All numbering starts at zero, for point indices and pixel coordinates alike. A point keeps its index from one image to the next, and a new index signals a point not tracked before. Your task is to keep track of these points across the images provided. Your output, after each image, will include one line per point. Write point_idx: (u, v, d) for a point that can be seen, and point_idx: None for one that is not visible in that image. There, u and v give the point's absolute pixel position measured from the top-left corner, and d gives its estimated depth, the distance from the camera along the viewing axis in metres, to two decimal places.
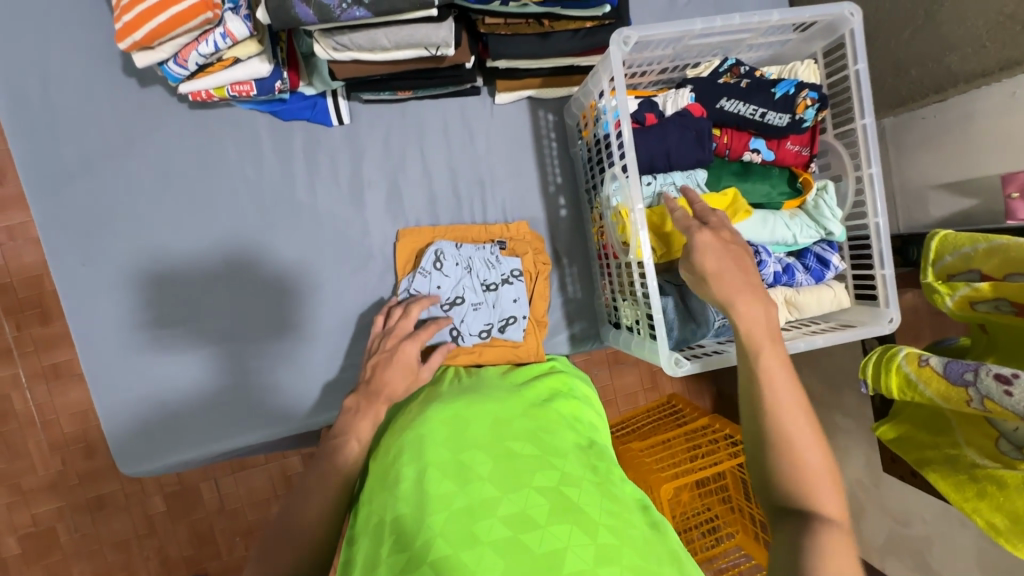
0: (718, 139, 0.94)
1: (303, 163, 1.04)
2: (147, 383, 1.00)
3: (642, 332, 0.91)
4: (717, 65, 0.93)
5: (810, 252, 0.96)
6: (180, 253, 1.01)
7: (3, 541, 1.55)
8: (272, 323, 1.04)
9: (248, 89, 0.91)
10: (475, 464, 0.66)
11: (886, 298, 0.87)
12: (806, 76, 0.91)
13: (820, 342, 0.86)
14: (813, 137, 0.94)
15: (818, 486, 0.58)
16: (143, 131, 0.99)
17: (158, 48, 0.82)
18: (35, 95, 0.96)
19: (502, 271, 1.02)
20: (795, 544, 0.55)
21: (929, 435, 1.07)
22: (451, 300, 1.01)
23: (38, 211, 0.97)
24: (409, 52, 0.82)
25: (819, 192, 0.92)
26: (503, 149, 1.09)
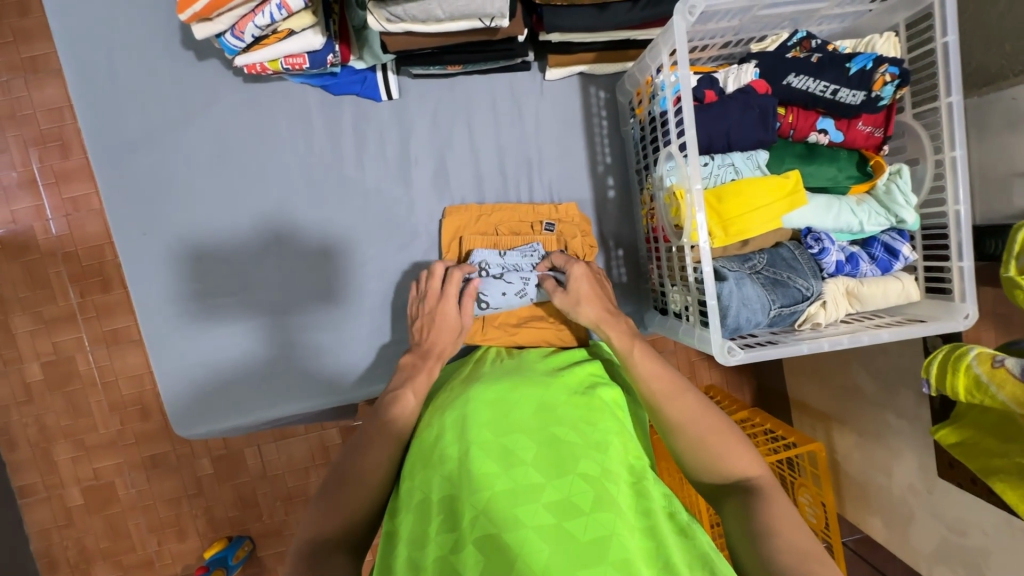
0: (782, 118, 0.89)
1: (352, 139, 1.05)
2: (200, 349, 1.04)
3: (692, 318, 0.87)
4: (786, 39, 0.87)
5: (877, 241, 0.89)
6: (233, 226, 1.04)
7: (68, 491, 1.67)
8: (319, 297, 1.06)
9: (301, 63, 0.91)
10: (520, 449, 0.66)
11: (963, 292, 0.80)
12: (885, 50, 0.85)
13: (886, 336, 0.81)
14: (888, 117, 0.87)
15: (734, 458, 0.70)
16: (200, 104, 1.01)
17: (216, 20, 0.83)
18: (101, 68, 0.99)
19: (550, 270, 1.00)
20: (746, 514, 0.65)
21: (996, 441, 1.00)
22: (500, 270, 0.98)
23: (104, 181, 1.01)
24: (463, 23, 0.79)
25: (892, 176, 0.86)
26: (553, 127, 1.06)
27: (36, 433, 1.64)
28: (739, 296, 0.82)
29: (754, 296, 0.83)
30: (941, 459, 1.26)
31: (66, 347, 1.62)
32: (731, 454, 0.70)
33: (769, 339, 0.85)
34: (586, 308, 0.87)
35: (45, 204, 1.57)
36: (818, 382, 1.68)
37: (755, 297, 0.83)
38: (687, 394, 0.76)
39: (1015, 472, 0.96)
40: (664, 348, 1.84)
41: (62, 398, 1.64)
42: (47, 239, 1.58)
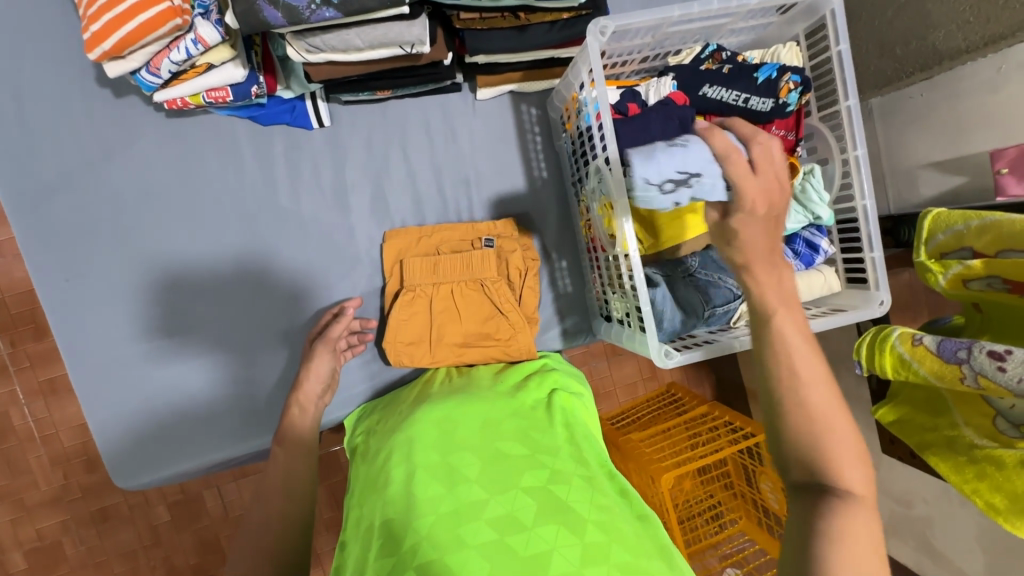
0: (702, 126, 0.93)
1: (285, 169, 1.03)
2: (139, 395, 1.00)
3: (633, 324, 0.90)
4: (699, 52, 0.92)
5: (799, 238, 0.95)
6: (166, 265, 1.00)
7: (9, 557, 1.56)
8: (262, 330, 1.03)
9: (223, 96, 0.90)
10: (465, 466, 0.66)
11: (877, 280, 0.86)
12: (789, 59, 0.90)
13: (812, 327, 0.85)
14: (798, 121, 0.92)
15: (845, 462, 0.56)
16: (121, 143, 0.98)
17: (129, 57, 0.81)
18: (10, 111, 0.94)
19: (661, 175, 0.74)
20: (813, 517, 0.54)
21: (928, 416, 1.06)
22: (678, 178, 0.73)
23: (20, 227, 0.96)
24: (384, 51, 0.80)
25: (806, 176, 0.90)
26: (488, 145, 1.08)
27: None
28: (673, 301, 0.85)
29: (687, 299, 0.86)
30: (883, 435, 1.33)
31: None
32: (839, 462, 0.56)
33: (706, 339, 0.88)
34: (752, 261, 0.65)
35: None
36: None
37: (688, 299, 0.86)
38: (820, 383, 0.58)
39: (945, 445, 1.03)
40: (625, 350, 1.87)
41: None
42: None
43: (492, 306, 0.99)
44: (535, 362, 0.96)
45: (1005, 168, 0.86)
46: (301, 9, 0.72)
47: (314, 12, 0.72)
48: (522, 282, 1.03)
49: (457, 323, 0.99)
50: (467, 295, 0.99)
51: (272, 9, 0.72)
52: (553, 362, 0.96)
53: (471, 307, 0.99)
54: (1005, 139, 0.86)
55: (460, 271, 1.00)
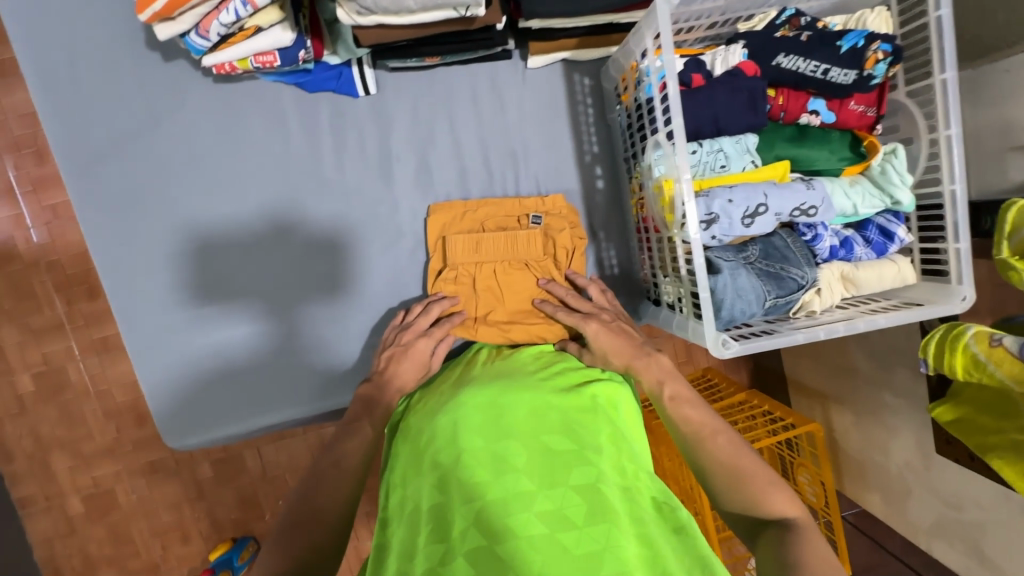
0: (773, 100, 0.86)
1: (330, 137, 1.01)
2: (188, 359, 1.02)
3: (686, 310, 0.86)
4: (774, 18, 0.85)
5: (872, 224, 0.87)
6: (212, 233, 1.01)
7: (68, 500, 1.66)
8: (304, 300, 1.04)
9: (271, 60, 0.87)
10: (512, 455, 0.64)
11: (959, 274, 0.79)
12: (876, 26, 0.82)
13: (882, 322, 0.79)
14: (880, 95, 0.85)
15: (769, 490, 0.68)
16: (169, 108, 0.98)
17: (178, 18, 0.79)
18: (63, 73, 0.95)
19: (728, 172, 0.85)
20: (778, 548, 0.64)
21: (993, 419, 1.01)
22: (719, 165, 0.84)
23: (76, 192, 0.97)
24: (436, 14, 0.76)
25: (887, 156, 0.83)
26: (537, 117, 1.03)
27: (31, 444, 1.62)
28: (733, 288, 0.80)
29: (749, 287, 0.81)
30: (938, 435, 1.26)
31: (56, 356, 1.60)
32: (766, 496, 0.68)
33: (764, 329, 0.83)
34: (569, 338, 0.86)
35: (24, 212, 1.53)
36: (815, 362, 1.68)
37: (749, 288, 0.81)
38: (719, 434, 0.74)
39: (1012, 448, 0.97)
40: (661, 333, 1.82)
41: (55, 408, 1.62)
42: (29, 248, 1.55)
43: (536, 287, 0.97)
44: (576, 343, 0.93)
45: None
46: None
47: None
48: (570, 260, 0.99)
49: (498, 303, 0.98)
50: (511, 275, 0.98)
51: None
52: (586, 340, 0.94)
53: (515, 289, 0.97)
54: None
55: (504, 250, 0.98)
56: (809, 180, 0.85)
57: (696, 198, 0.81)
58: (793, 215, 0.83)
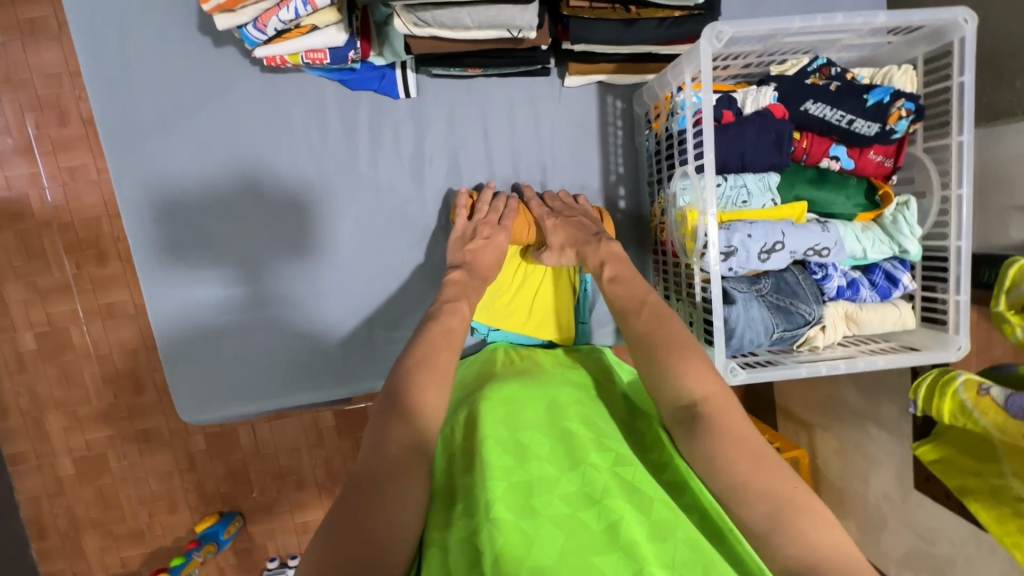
0: (796, 142, 0.90)
1: (368, 135, 1.04)
2: (210, 338, 1.06)
3: (697, 334, 0.90)
4: (806, 64, 0.89)
5: (878, 268, 0.92)
6: (244, 216, 1.04)
7: (59, 460, 1.68)
8: (331, 291, 1.08)
9: (322, 58, 0.91)
10: (534, 445, 0.71)
11: (957, 325, 0.83)
12: (901, 83, 0.86)
13: (882, 363, 0.83)
14: (899, 148, 0.88)
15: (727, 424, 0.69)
16: (215, 93, 1.00)
17: (239, 11, 0.82)
18: (115, 50, 0.97)
19: (752, 208, 0.90)
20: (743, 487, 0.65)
21: (974, 461, 1.08)
22: (740, 198, 0.89)
23: (115, 166, 0.99)
24: (491, 33, 0.78)
25: (900, 207, 0.88)
26: (568, 134, 1.07)
27: (27, 403, 1.64)
28: (746, 318, 0.84)
29: (760, 318, 0.85)
30: (917, 472, 1.33)
31: (60, 317, 1.61)
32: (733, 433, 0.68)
33: (769, 359, 0.88)
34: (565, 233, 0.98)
35: (42, 171, 1.55)
36: (804, 389, 1.73)
37: (760, 319, 0.85)
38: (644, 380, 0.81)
39: (988, 492, 1.03)
40: None
41: (55, 368, 1.63)
42: (43, 208, 1.56)
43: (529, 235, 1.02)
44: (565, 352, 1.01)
45: None
46: None
47: None
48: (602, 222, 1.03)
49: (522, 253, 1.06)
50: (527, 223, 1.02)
51: None
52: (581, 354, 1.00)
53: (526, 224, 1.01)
54: None
55: None
56: (824, 222, 0.90)
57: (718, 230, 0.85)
58: (807, 254, 0.88)
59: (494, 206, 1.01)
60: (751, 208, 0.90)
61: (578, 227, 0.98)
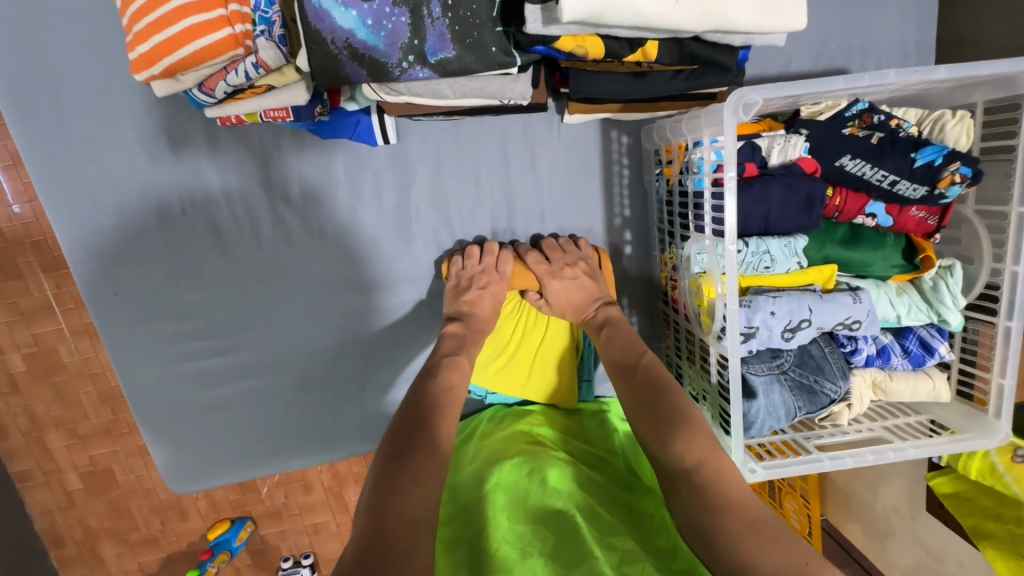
0: (829, 200, 0.79)
1: (345, 186, 0.93)
2: (193, 410, 0.99)
3: (711, 413, 0.84)
4: (844, 108, 0.76)
5: (913, 334, 0.84)
6: (214, 281, 0.95)
7: (66, 476, 1.62)
8: (314, 356, 1.01)
9: (283, 115, 0.79)
10: (537, 537, 0.68)
11: (997, 408, 0.76)
12: (955, 135, 0.74)
13: (913, 452, 0.76)
14: (946, 207, 0.78)
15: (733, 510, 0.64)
16: (168, 149, 0.89)
17: (181, 78, 0.69)
18: (48, 107, 0.84)
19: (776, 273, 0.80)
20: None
21: (992, 502, 1.05)
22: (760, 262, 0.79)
23: (65, 233, 0.89)
24: (476, 101, 0.66)
25: (943, 273, 0.78)
26: (568, 176, 0.96)
27: (27, 423, 1.57)
28: (766, 407, 0.77)
29: (781, 402, 0.78)
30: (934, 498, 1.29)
31: (47, 338, 1.51)
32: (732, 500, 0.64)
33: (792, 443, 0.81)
34: (570, 295, 0.90)
35: (6, 187, 1.40)
36: None
37: (781, 403, 0.78)
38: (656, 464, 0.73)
39: (1007, 538, 1.01)
40: None
41: (49, 387, 1.54)
42: (13, 225, 1.42)
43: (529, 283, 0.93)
44: (573, 412, 1.00)
45: None
46: (390, 67, 0.55)
47: (405, 72, 0.56)
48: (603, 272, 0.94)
49: (519, 308, 0.99)
50: (526, 274, 0.92)
51: (354, 65, 0.55)
52: (592, 417, 0.98)
53: (525, 274, 0.92)
54: None
55: None
56: (856, 289, 0.81)
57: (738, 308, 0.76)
58: (835, 327, 0.80)
59: (488, 250, 0.92)
60: (773, 277, 0.81)
61: (580, 286, 0.90)
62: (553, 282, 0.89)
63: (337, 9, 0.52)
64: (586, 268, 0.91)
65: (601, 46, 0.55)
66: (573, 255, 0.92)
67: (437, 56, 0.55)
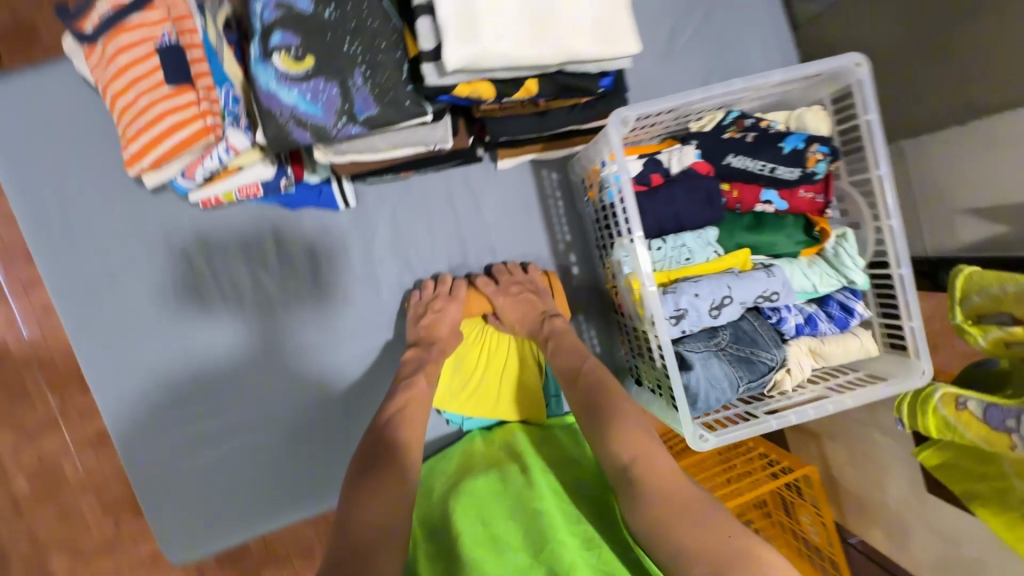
0: (727, 194, 0.91)
1: (316, 248, 1.06)
2: (189, 477, 1.04)
3: (665, 397, 0.90)
4: (721, 119, 0.91)
5: (833, 300, 0.93)
6: (203, 350, 1.04)
7: None
8: (300, 409, 1.07)
9: (255, 190, 0.93)
10: (507, 539, 0.75)
11: (916, 350, 0.84)
12: (814, 124, 0.88)
13: (850, 401, 0.83)
14: (827, 184, 0.90)
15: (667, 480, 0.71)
16: (159, 238, 1.02)
17: (166, 168, 0.83)
18: (56, 216, 0.99)
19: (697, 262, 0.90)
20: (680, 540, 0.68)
21: (975, 464, 1.04)
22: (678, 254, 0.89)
23: (71, 323, 1.00)
24: (408, 150, 0.80)
25: (838, 241, 0.89)
26: (510, 213, 1.09)
27: None
28: (707, 379, 0.84)
29: (722, 374, 0.85)
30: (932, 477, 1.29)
31: None
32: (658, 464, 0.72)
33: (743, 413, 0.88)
34: (518, 310, 1.00)
35: None
36: None
37: (722, 375, 0.85)
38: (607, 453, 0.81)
39: (994, 495, 0.99)
40: None
41: None
42: None
43: (482, 305, 1.04)
44: (547, 427, 1.05)
45: None
46: (328, 128, 0.69)
47: (340, 130, 0.70)
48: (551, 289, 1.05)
49: (483, 336, 1.07)
50: (478, 297, 1.03)
51: (300, 130, 0.69)
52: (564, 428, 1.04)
53: (478, 298, 1.03)
54: None
55: None
56: (769, 267, 0.90)
57: (665, 295, 0.86)
58: (757, 301, 0.88)
59: (443, 280, 1.03)
60: (696, 266, 0.91)
61: (526, 301, 1.00)
62: (501, 299, 1.00)
63: (282, 90, 0.68)
64: (528, 285, 1.02)
65: (491, 89, 0.69)
66: (522, 278, 1.03)
67: (365, 114, 0.69)
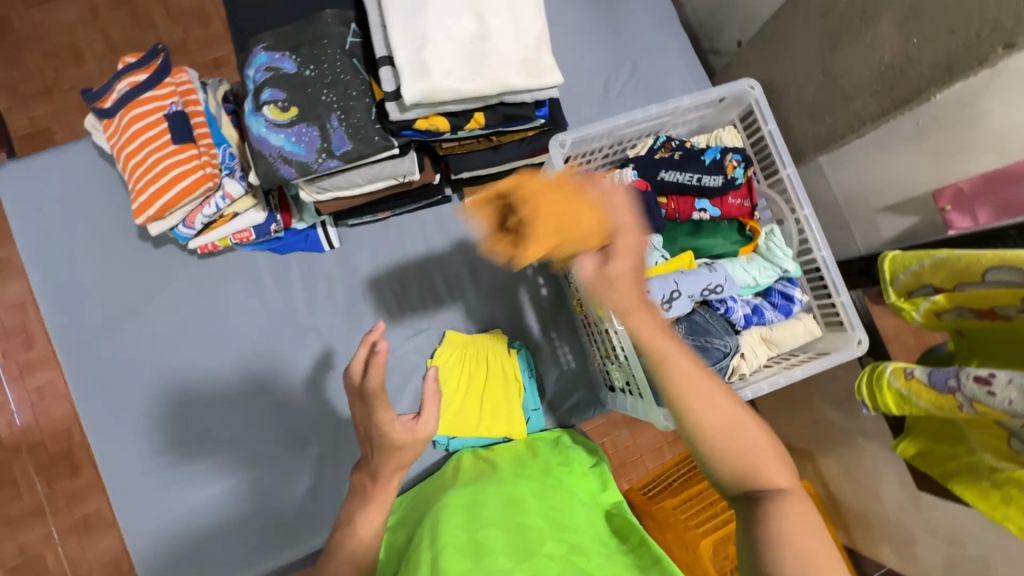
0: (666, 206, 1.03)
1: (302, 289, 1.15)
2: (175, 520, 1.05)
3: (633, 391, 0.97)
4: (652, 144, 1.05)
5: (774, 290, 1.02)
6: (194, 389, 1.10)
7: None
8: (286, 442, 1.10)
9: (247, 236, 1.03)
10: (490, 540, 0.77)
11: (850, 322, 0.92)
12: (729, 141, 1.05)
13: (799, 373, 0.91)
14: (750, 190, 1.04)
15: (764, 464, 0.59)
16: (158, 288, 1.11)
17: (168, 217, 0.95)
18: (66, 274, 1.09)
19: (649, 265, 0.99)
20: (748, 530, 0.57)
21: (946, 446, 0.98)
22: None
23: (72, 372, 1.07)
24: (381, 184, 0.92)
25: (768, 236, 1.01)
26: (480, 244, 1.20)
27: None
28: None
29: None
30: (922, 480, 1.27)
31: None
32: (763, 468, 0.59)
33: None
34: (618, 264, 0.63)
35: None
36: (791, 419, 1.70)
37: None
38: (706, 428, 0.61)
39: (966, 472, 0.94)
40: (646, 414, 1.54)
41: None
42: None
43: (585, 223, 0.67)
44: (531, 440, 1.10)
45: (949, 205, 0.90)
46: (310, 163, 0.81)
47: (321, 164, 0.82)
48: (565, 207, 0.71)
49: (460, 358, 1.13)
50: (560, 202, 0.72)
51: (287, 167, 0.81)
52: (546, 437, 1.10)
53: (561, 215, 0.70)
54: (939, 179, 0.91)
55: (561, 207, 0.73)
56: (712, 264, 1.01)
57: None
58: (705, 294, 0.98)
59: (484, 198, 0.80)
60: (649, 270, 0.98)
61: (620, 272, 0.63)
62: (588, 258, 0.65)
63: (271, 135, 0.81)
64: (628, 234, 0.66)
65: (446, 122, 0.83)
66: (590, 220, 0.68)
67: (341, 149, 0.82)
